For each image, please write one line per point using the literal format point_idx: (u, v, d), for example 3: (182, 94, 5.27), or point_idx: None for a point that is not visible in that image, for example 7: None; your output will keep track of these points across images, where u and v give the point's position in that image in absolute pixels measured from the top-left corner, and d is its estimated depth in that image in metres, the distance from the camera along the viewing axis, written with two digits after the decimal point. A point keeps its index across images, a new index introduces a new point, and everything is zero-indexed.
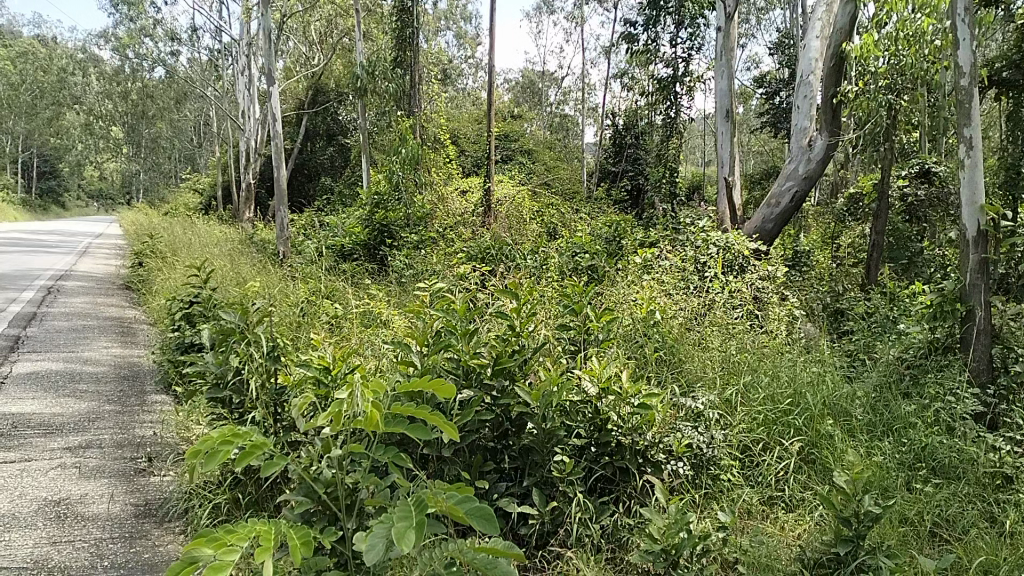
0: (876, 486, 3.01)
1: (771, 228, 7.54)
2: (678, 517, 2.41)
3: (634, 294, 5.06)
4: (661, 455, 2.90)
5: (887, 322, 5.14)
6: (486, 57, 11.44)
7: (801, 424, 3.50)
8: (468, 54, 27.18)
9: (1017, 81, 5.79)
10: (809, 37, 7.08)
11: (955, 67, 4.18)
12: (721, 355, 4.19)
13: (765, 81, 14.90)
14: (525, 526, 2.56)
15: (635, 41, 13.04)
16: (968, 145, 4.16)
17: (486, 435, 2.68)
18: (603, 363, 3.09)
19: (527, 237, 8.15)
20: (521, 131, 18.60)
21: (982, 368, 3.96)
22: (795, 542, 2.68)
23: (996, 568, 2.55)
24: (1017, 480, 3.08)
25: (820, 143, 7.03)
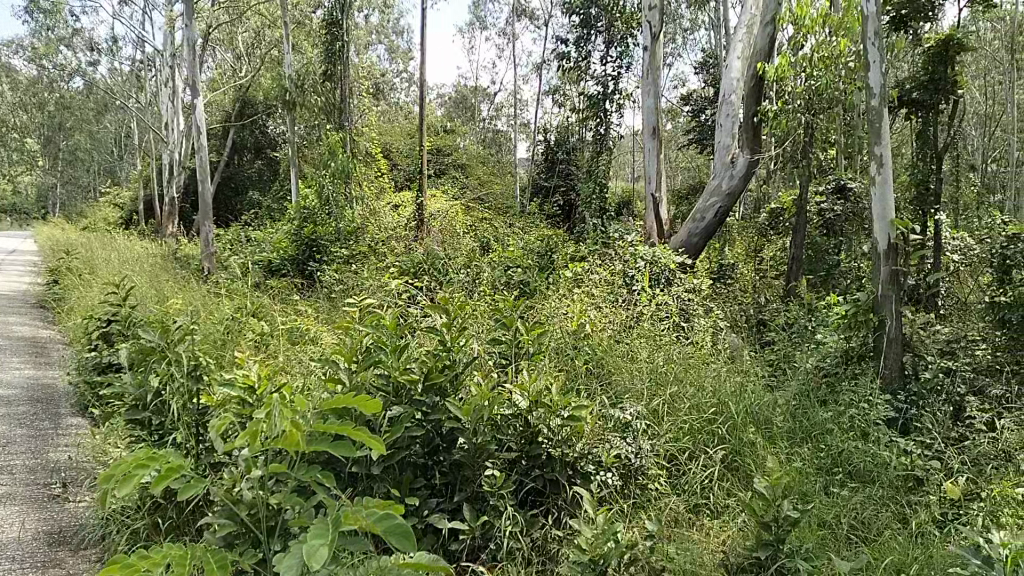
0: (795, 491, 3.14)
1: (696, 243, 7.74)
2: (607, 528, 2.45)
3: (565, 308, 5.13)
4: (591, 466, 2.96)
5: (806, 331, 5.35)
6: (418, 71, 11.43)
7: (725, 432, 3.61)
8: (400, 67, 27.06)
9: (925, 101, 6.05)
10: (732, 58, 7.34)
11: (867, 88, 4.42)
12: (649, 366, 4.28)
13: (691, 99, 15.32)
14: (456, 541, 2.57)
15: (566, 58, 13.25)
16: (879, 163, 4.41)
17: (417, 451, 2.68)
18: (534, 376, 3.14)
19: (459, 251, 8.17)
20: (454, 146, 18.62)
21: (893, 375, 4.17)
22: (719, 548, 2.76)
23: (908, 566, 2.68)
24: (926, 482, 3.26)
25: (742, 160, 7.28)
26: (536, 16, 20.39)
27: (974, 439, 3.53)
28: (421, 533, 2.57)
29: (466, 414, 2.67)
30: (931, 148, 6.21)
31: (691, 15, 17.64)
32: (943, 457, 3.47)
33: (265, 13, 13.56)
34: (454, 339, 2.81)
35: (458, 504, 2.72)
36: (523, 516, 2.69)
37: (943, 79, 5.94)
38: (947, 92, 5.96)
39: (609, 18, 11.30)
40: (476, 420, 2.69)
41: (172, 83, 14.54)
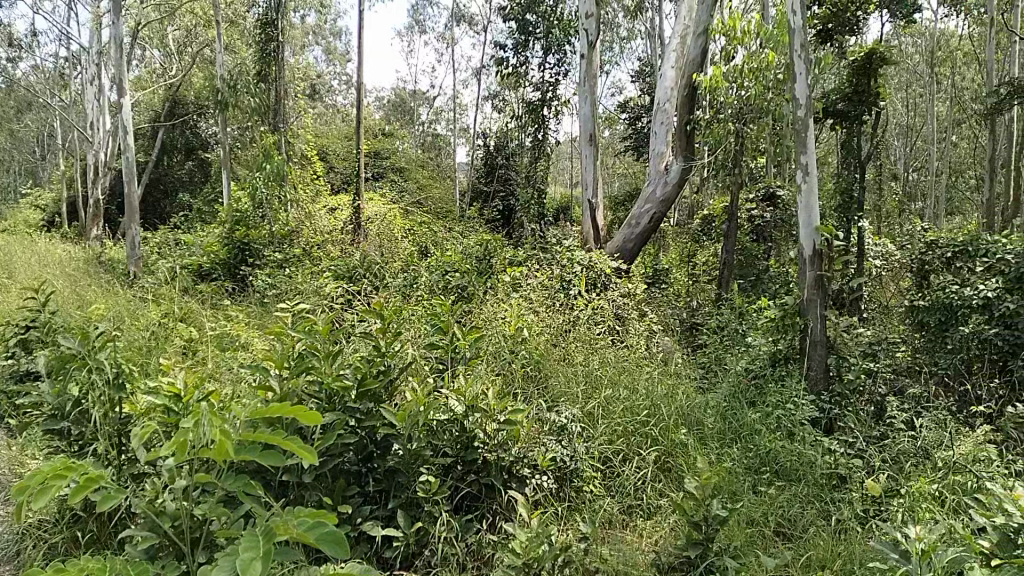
0: (725, 490, 3.23)
1: (632, 248, 7.82)
2: (542, 531, 2.47)
3: (502, 313, 5.14)
4: (526, 470, 2.99)
5: (737, 334, 5.49)
6: (355, 74, 11.29)
7: (657, 433, 3.67)
8: (336, 69, 26.67)
9: (849, 112, 6.29)
10: (667, 67, 7.49)
11: (793, 99, 4.56)
12: (584, 370, 4.32)
13: (628, 107, 15.54)
14: (390, 549, 2.53)
15: (504, 63, 13.28)
16: (806, 172, 4.54)
17: (350, 459, 2.63)
18: (470, 381, 3.13)
19: (395, 255, 8.08)
20: (392, 149, 18.45)
21: (818, 377, 4.33)
22: (651, 548, 2.82)
23: (832, 561, 2.78)
24: (849, 480, 3.37)
25: (676, 167, 7.42)
26: (475, 21, 20.39)
27: (895, 437, 3.67)
28: (354, 541, 2.53)
29: (401, 420, 2.65)
30: (855, 157, 6.45)
31: (629, 24, 17.88)
32: (865, 456, 3.61)
33: (197, 11, 13.22)
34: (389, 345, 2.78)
35: (393, 511, 2.69)
36: (458, 522, 2.68)
37: (867, 91, 6.18)
38: (870, 104, 6.20)
39: (547, 25, 11.38)
40: (411, 427, 2.68)
41: (97, 81, 14.03)
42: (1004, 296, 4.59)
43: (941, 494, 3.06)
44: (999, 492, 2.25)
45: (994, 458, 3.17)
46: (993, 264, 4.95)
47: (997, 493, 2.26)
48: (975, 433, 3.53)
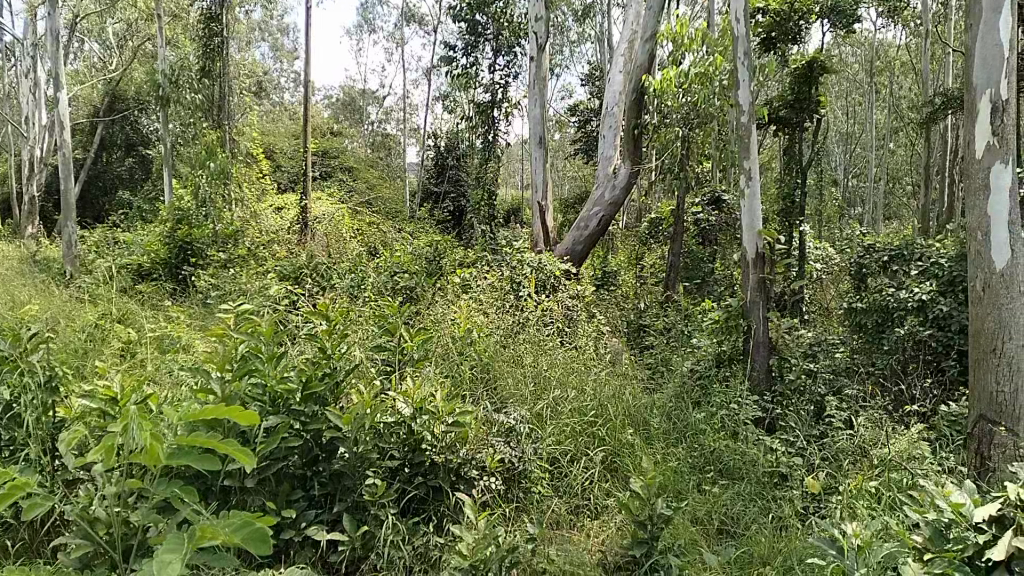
0: (670, 489, 3.28)
1: (581, 250, 7.83)
2: (489, 532, 2.47)
3: (451, 314, 5.12)
4: (474, 472, 2.97)
5: (683, 336, 5.58)
6: (303, 72, 11.13)
7: (604, 434, 3.71)
8: (283, 66, 26.22)
9: (792, 120, 6.43)
10: (615, 71, 7.57)
11: (737, 105, 4.65)
12: (533, 370, 4.33)
13: (578, 110, 15.66)
14: (334, 553, 2.49)
15: (455, 64, 13.25)
16: (749, 177, 4.63)
17: (295, 462, 2.59)
18: (419, 383, 3.10)
19: (343, 255, 7.97)
20: (341, 148, 18.23)
21: (761, 377, 4.45)
22: (597, 547, 2.84)
23: (772, 558, 2.84)
24: (790, 477, 3.44)
25: (624, 170, 7.49)
26: (425, 21, 20.30)
27: (834, 436, 3.77)
28: (298, 545, 2.48)
29: (347, 423, 2.61)
30: (796, 163, 6.61)
31: (579, 28, 17.99)
32: (805, 454, 3.69)
33: (138, 5, 12.88)
34: (335, 347, 2.74)
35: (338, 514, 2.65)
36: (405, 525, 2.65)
37: (808, 99, 6.34)
38: (811, 111, 6.37)
39: (497, 27, 11.39)
40: (358, 430, 2.64)
41: (33, 74, 13.55)
42: (938, 299, 4.78)
43: (877, 490, 3.16)
44: (930, 488, 2.35)
45: (926, 455, 3.29)
46: (926, 268, 5.12)
47: (929, 490, 2.35)
48: (911, 431, 3.64)
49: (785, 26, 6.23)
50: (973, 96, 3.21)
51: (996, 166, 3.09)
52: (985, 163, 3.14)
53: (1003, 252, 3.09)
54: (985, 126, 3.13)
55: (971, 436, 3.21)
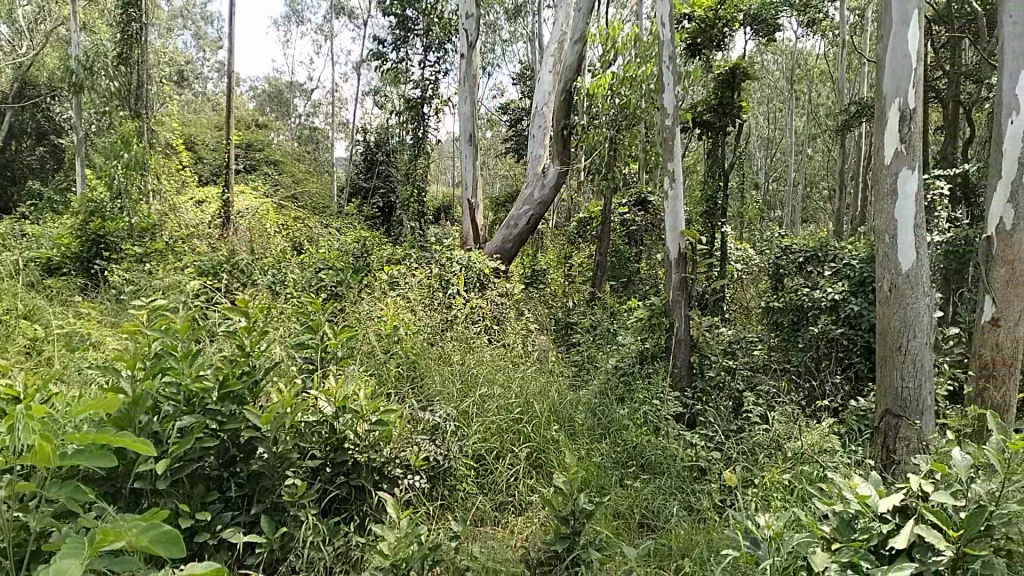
0: (593, 485, 3.33)
1: (510, 250, 7.79)
2: (411, 531, 2.46)
3: (378, 311, 5.06)
4: (397, 470, 2.92)
5: (608, 334, 5.66)
6: (227, 62, 10.82)
7: (530, 431, 3.71)
8: (206, 55, 25.45)
9: (715, 123, 6.59)
10: (545, 71, 7.57)
11: (663, 108, 4.75)
12: (460, 367, 4.30)
13: (509, 108, 15.71)
14: (252, 556, 2.42)
15: (384, 58, 13.11)
16: (672, 178, 4.74)
17: (211, 463, 2.50)
18: (342, 381, 3.03)
19: (266, 250, 7.78)
20: (267, 141, 17.80)
21: (682, 374, 4.57)
22: (520, 544, 2.85)
23: (690, 549, 2.91)
24: (709, 471, 3.54)
25: (553, 170, 7.55)
26: (355, 14, 20.00)
27: (750, 430, 3.89)
28: (213, 548, 2.39)
29: (266, 422, 2.51)
30: (719, 167, 6.79)
31: (510, 27, 18.05)
32: (723, 448, 3.80)
33: None
34: (254, 344, 2.65)
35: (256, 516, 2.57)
36: (325, 525, 2.61)
37: (730, 104, 6.51)
38: (734, 116, 6.56)
39: (428, 23, 11.33)
40: (277, 429, 2.55)
41: None
42: (849, 299, 4.97)
43: (790, 482, 3.27)
44: (838, 480, 2.36)
45: (837, 449, 3.42)
46: (839, 269, 5.32)
47: (837, 483, 2.37)
48: (821, 425, 3.79)
49: (711, 33, 6.38)
50: (884, 104, 3.35)
51: (904, 171, 3.24)
52: (893, 168, 3.28)
53: (908, 255, 3.24)
54: (894, 133, 3.27)
55: (879, 430, 3.37)
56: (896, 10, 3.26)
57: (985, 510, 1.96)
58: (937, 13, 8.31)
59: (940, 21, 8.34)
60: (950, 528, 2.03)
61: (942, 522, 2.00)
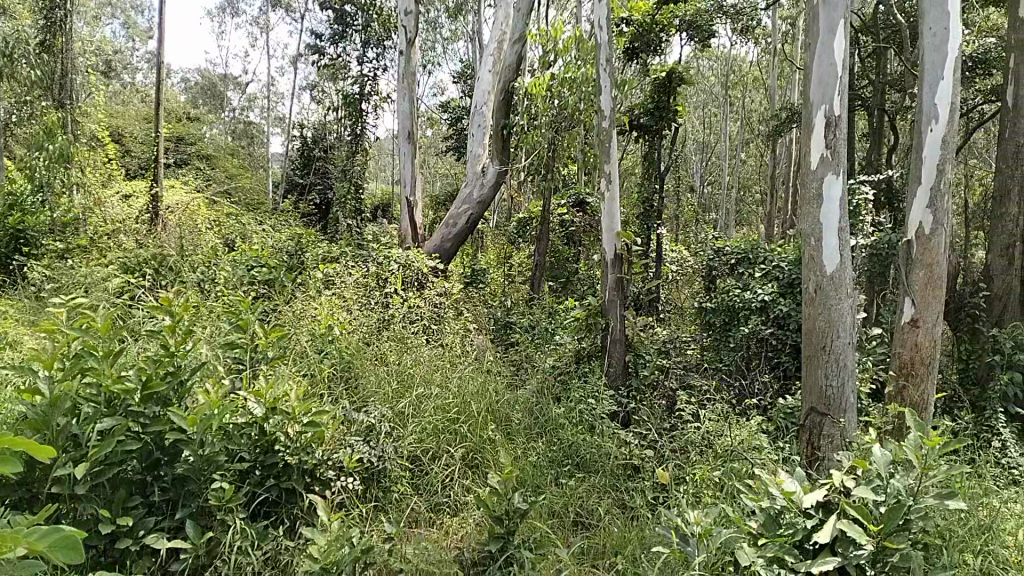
0: (528, 485, 3.33)
1: (449, 249, 7.72)
2: (342, 533, 2.41)
3: (312, 310, 4.95)
4: (330, 472, 2.89)
5: (546, 334, 5.68)
6: (157, 52, 10.44)
7: (466, 430, 3.68)
8: (135, 45, 24.57)
9: (652, 126, 6.68)
10: (482, 71, 7.44)
11: (599, 110, 4.79)
12: (396, 367, 4.25)
13: (450, 107, 15.62)
14: (176, 562, 2.31)
15: (322, 53, 12.88)
16: (609, 179, 4.78)
17: (134, 467, 2.38)
18: (272, 382, 2.94)
19: (196, 247, 7.54)
20: (199, 135, 17.28)
21: (617, 375, 4.62)
22: (455, 545, 2.85)
23: (623, 547, 2.94)
24: (642, 469, 3.59)
25: (492, 169, 7.54)
26: (293, 7, 19.59)
27: (683, 428, 3.95)
28: (135, 554, 2.27)
29: (191, 424, 2.36)
30: (655, 169, 6.88)
31: (451, 25, 17.97)
32: (656, 446, 3.86)
33: None
34: (179, 343, 2.54)
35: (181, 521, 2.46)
36: (254, 529, 2.52)
37: (667, 108, 6.61)
38: (670, 120, 6.65)
39: (367, 18, 11.18)
40: (204, 431, 2.42)
41: None
42: (778, 300, 5.12)
43: (721, 480, 3.32)
44: (764, 476, 2.36)
45: (765, 446, 3.49)
46: (769, 270, 5.46)
47: (763, 479, 2.39)
48: (751, 423, 3.87)
49: (647, 38, 6.47)
50: (811, 112, 3.43)
51: (829, 177, 3.33)
52: (819, 174, 3.37)
53: (832, 258, 3.33)
54: (819, 140, 3.36)
55: (804, 428, 3.47)
56: (823, 19, 3.35)
57: (903, 504, 2.03)
58: (863, 24, 8.61)
59: (866, 33, 8.62)
60: (871, 522, 2.10)
61: (864, 516, 2.07)
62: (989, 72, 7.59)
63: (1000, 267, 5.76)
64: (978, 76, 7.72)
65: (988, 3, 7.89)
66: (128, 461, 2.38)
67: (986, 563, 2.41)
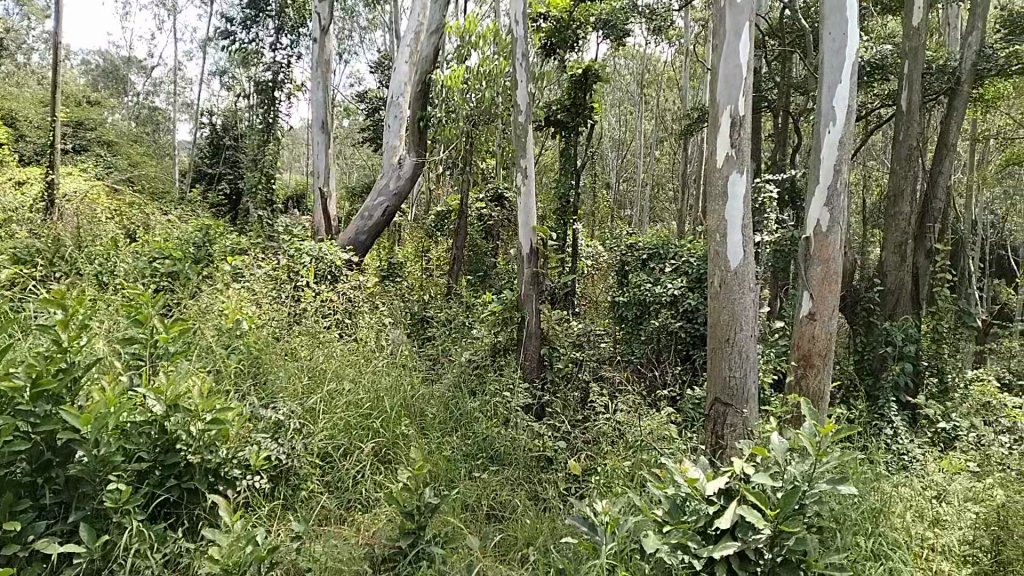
0: (441, 480, 3.31)
1: (364, 241, 7.57)
2: (245, 533, 2.34)
3: (219, 303, 4.79)
4: (235, 471, 2.80)
5: (462, 328, 5.66)
6: (52, 31, 9.86)
7: (379, 426, 3.63)
8: (30, 23, 23.19)
9: (568, 122, 6.74)
10: (400, 62, 7.31)
11: (515, 106, 4.80)
12: (307, 363, 4.15)
13: (366, 97, 15.37)
14: (67, 568, 2.18)
15: (233, 38, 12.46)
16: (524, 175, 4.84)
17: (22, 469, 2.25)
18: (174, 378, 2.81)
19: (95, 237, 7.17)
20: (100, 120, 16.45)
21: (530, 366, 4.71)
22: (366, 540, 2.81)
23: (534, 539, 2.97)
24: (555, 460, 3.63)
25: (409, 162, 7.46)
26: None
27: (596, 420, 4.01)
28: (24, 561, 2.15)
29: (85, 423, 2.24)
30: (571, 164, 6.95)
31: (368, 15, 17.68)
32: (569, 438, 3.92)
33: None
34: (74, 338, 2.39)
35: (74, 525, 2.33)
36: (153, 530, 2.42)
37: (583, 105, 6.67)
38: (587, 116, 6.72)
39: (281, 5, 10.91)
40: (100, 430, 2.29)
41: None
42: (688, 294, 5.27)
43: (632, 469, 3.39)
44: (671, 465, 2.40)
45: (674, 436, 3.57)
46: (679, 266, 5.61)
47: (670, 467, 2.44)
48: (662, 414, 3.96)
49: (564, 34, 6.50)
50: (716, 111, 3.53)
51: (733, 175, 3.44)
52: (724, 172, 3.47)
53: (736, 253, 3.44)
54: (725, 137, 3.45)
55: (709, 418, 3.57)
56: (729, 20, 3.45)
57: (797, 490, 2.10)
58: (770, 28, 8.92)
59: (773, 37, 8.93)
60: (769, 507, 2.16)
61: (762, 502, 2.13)
62: (886, 77, 7.94)
63: (893, 263, 6.07)
64: (876, 81, 8.08)
65: (885, 12, 8.27)
66: (17, 462, 2.25)
67: (876, 545, 2.54)
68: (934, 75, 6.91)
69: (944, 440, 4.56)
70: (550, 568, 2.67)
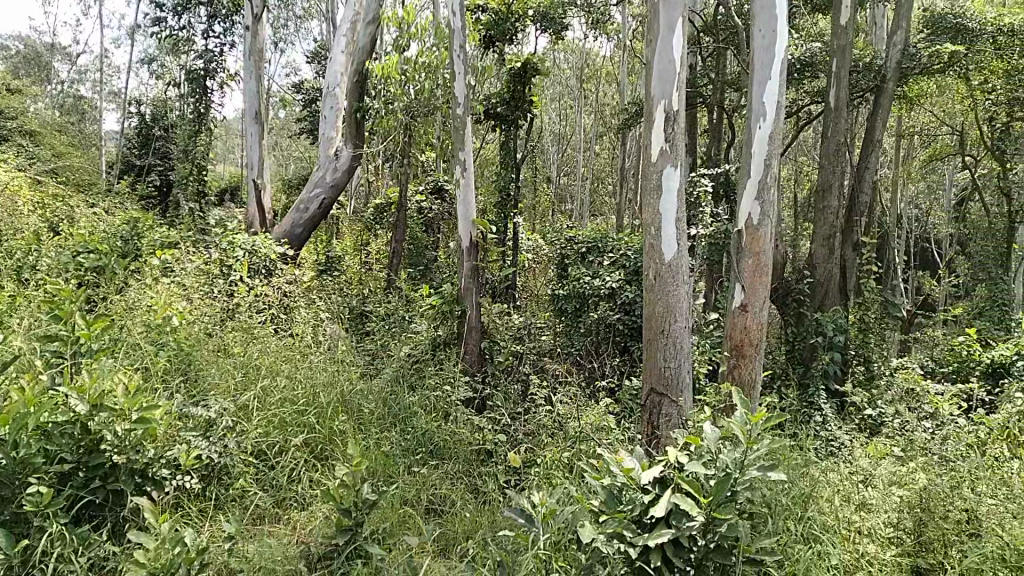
0: (378, 476, 3.27)
1: (300, 234, 7.41)
2: (174, 535, 2.25)
3: (148, 299, 4.62)
4: (164, 471, 2.70)
5: (401, 323, 5.60)
6: None
7: (314, 422, 3.56)
8: None
9: (507, 116, 6.73)
10: (336, 52, 7.17)
11: (454, 98, 4.76)
12: (240, 359, 4.04)
13: (303, 88, 15.07)
14: None
15: (162, 25, 12.05)
16: (462, 167, 4.77)
17: None
18: (96, 374, 2.68)
19: (15, 231, 6.84)
20: (20, 108, 15.71)
21: (473, 360, 4.65)
22: (301, 538, 2.75)
23: (473, 532, 2.96)
24: (494, 454, 3.63)
25: (345, 153, 7.35)
26: None
27: (535, 412, 4.01)
28: None
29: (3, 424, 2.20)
30: (511, 157, 6.94)
31: (304, 4, 17.32)
32: (508, 431, 3.92)
33: None
34: None
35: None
36: (76, 533, 2.30)
37: (522, 98, 6.68)
38: (525, 109, 6.72)
39: None
40: (19, 430, 2.24)
41: None
42: (625, 287, 5.32)
43: (570, 460, 3.41)
44: (607, 454, 2.40)
45: (613, 426, 3.59)
46: (617, 259, 5.66)
47: (607, 457, 2.44)
48: (600, 405, 3.99)
49: (502, 27, 6.48)
50: (650, 105, 3.56)
51: (667, 169, 3.48)
52: (659, 166, 3.50)
53: (670, 246, 3.47)
54: (659, 131, 3.48)
55: (645, 408, 3.61)
56: (663, 15, 3.47)
57: (729, 477, 2.12)
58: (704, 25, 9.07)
59: (708, 33, 9.08)
60: (702, 495, 2.18)
61: (695, 490, 2.15)
62: (815, 75, 8.15)
63: (822, 256, 6.24)
64: (806, 79, 8.28)
65: (814, 11, 8.49)
66: None
67: (807, 530, 2.60)
68: (861, 73, 7.07)
69: (870, 426, 4.71)
70: (488, 561, 2.66)
